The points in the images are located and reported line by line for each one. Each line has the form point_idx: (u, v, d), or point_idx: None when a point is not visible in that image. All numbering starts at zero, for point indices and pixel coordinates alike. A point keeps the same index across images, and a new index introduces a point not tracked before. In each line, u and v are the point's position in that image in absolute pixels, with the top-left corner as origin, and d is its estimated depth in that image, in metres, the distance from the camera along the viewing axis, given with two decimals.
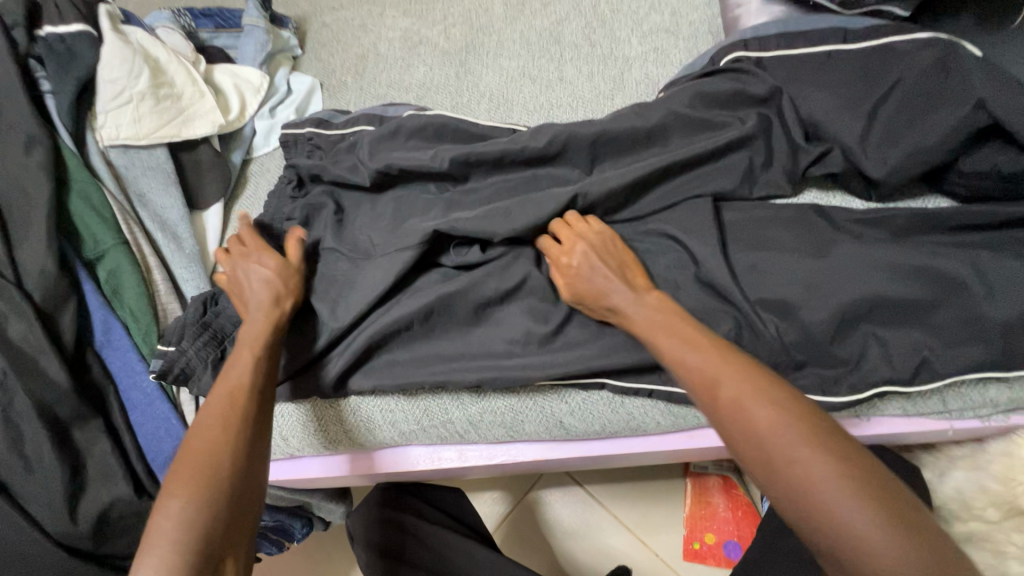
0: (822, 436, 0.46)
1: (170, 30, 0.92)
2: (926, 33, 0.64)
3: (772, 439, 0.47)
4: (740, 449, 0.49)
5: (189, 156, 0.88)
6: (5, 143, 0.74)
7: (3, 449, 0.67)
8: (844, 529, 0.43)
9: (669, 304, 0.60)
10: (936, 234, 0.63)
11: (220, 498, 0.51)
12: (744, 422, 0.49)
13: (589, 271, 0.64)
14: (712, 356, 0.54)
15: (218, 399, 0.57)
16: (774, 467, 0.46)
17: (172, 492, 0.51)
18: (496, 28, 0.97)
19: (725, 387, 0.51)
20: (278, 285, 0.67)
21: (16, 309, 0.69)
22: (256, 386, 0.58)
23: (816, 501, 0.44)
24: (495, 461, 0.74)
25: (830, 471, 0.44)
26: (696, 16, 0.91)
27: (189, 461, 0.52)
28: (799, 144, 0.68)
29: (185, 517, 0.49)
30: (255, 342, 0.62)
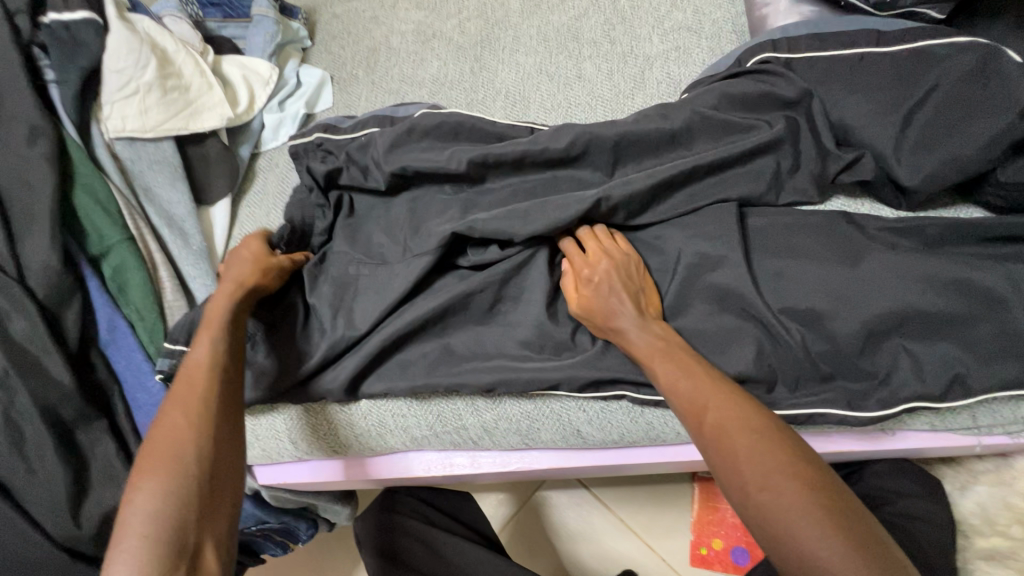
0: (795, 462, 0.47)
1: (177, 18, 0.89)
2: (966, 37, 0.62)
3: (749, 464, 0.47)
4: (719, 474, 0.49)
5: (196, 150, 0.85)
6: (7, 134, 0.71)
7: (5, 449, 0.65)
8: (806, 555, 0.43)
9: (671, 335, 0.61)
10: (970, 245, 0.62)
11: (187, 486, 0.47)
12: (724, 443, 0.49)
13: (608, 288, 0.63)
14: (697, 380, 0.55)
15: (181, 385, 0.54)
16: (748, 492, 0.46)
17: (138, 485, 0.47)
18: (512, 23, 0.95)
19: (710, 411, 0.52)
20: (251, 266, 0.66)
21: (19, 307, 0.67)
22: (224, 373, 0.55)
23: (786, 530, 0.44)
24: (509, 469, 0.73)
25: (804, 502, 0.44)
26: (719, 14, 0.89)
27: (152, 452, 0.49)
28: (829, 149, 0.66)
29: (151, 510, 0.46)
30: (214, 322, 0.59)
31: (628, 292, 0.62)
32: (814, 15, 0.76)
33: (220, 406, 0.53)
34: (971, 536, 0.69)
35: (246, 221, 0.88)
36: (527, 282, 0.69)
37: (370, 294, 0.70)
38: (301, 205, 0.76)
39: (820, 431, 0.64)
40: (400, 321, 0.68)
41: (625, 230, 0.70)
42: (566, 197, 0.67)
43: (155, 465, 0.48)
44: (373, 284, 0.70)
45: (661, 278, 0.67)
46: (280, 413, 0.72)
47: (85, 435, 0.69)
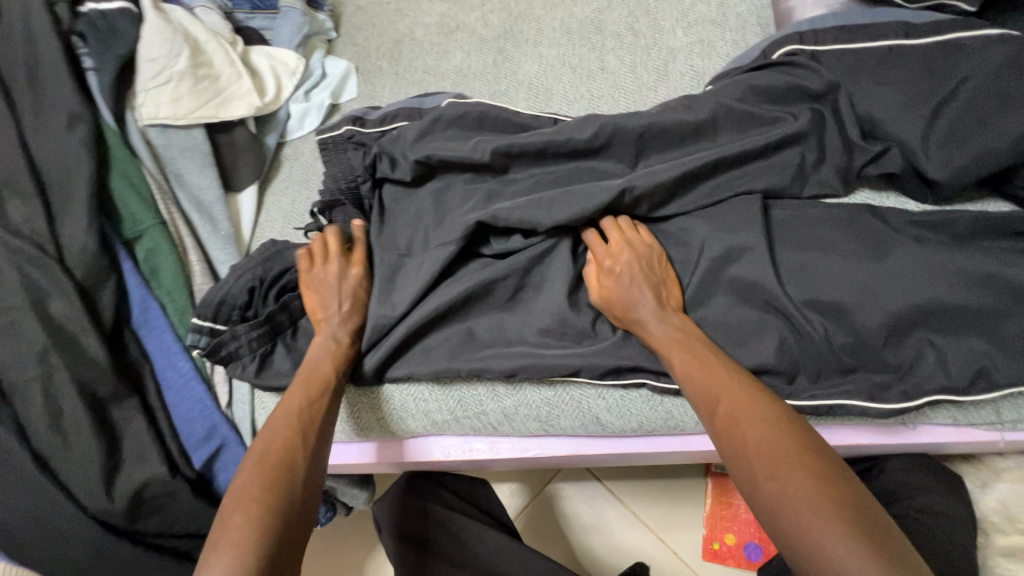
0: (803, 450, 0.47)
1: (208, 9, 0.90)
2: (997, 29, 0.62)
3: (758, 454, 0.48)
4: (729, 463, 0.50)
5: (225, 138, 0.87)
6: (48, 120, 0.74)
7: (43, 423, 0.68)
8: (811, 540, 0.43)
9: (686, 326, 0.61)
10: (999, 239, 0.61)
11: (298, 513, 0.53)
12: (735, 433, 0.50)
13: (628, 280, 0.63)
14: (711, 372, 0.55)
15: (297, 418, 0.60)
16: (756, 480, 0.47)
17: (244, 502, 0.52)
18: (535, 15, 0.95)
19: (723, 402, 0.52)
20: (360, 316, 0.70)
21: (59, 286, 0.69)
22: (322, 412, 0.61)
23: (791, 517, 0.44)
24: (528, 455, 0.74)
25: (810, 490, 0.44)
26: (744, 7, 0.89)
27: (269, 471, 0.55)
28: (855, 142, 0.66)
29: (262, 526, 0.50)
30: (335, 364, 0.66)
31: (647, 282, 0.63)
32: (842, 7, 0.76)
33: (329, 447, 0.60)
34: (992, 534, 0.69)
35: (273, 207, 0.90)
36: (549, 270, 0.70)
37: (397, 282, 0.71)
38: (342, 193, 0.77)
39: (840, 424, 0.64)
40: (424, 306, 0.69)
41: (648, 221, 0.71)
42: (589, 187, 0.68)
43: (268, 485, 0.53)
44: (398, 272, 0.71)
45: (684, 269, 0.67)
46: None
47: (118, 412, 0.71)
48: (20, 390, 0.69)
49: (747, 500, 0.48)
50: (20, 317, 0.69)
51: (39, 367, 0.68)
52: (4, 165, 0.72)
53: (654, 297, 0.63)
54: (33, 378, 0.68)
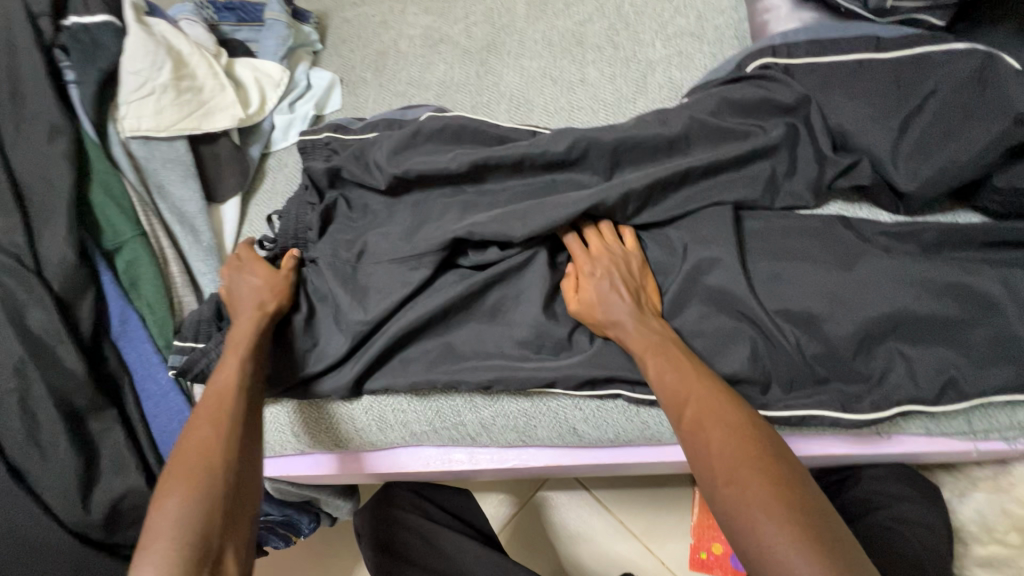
0: (761, 456, 0.47)
1: (193, 22, 0.92)
2: (964, 44, 0.63)
3: (720, 458, 0.48)
4: (694, 467, 0.50)
5: (207, 149, 0.87)
6: (29, 132, 0.74)
7: (20, 435, 0.68)
8: (763, 546, 0.43)
9: (661, 329, 0.61)
10: (967, 249, 0.62)
11: (220, 486, 0.50)
12: (701, 439, 0.50)
13: (604, 286, 0.63)
14: (680, 377, 0.55)
15: (209, 403, 0.57)
16: (717, 484, 0.47)
17: (169, 489, 0.50)
18: (518, 27, 0.96)
19: (690, 407, 0.53)
20: (264, 291, 0.69)
21: (37, 298, 0.69)
22: (243, 385, 0.59)
23: (747, 524, 0.44)
24: (506, 465, 0.74)
25: (766, 495, 0.45)
26: (722, 20, 0.90)
27: (192, 450, 0.52)
28: (826, 154, 0.66)
29: (181, 516, 0.48)
30: (238, 346, 0.63)
31: (623, 286, 0.63)
32: (815, 21, 0.77)
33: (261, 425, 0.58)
34: (970, 543, 0.69)
35: (256, 218, 0.90)
36: (524, 280, 0.70)
37: (375, 295, 0.71)
38: (297, 202, 0.78)
39: (814, 434, 0.64)
40: (400, 318, 0.70)
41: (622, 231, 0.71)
42: (565, 199, 0.68)
43: (190, 466, 0.51)
44: (375, 283, 0.71)
45: (661, 280, 0.67)
46: (284, 405, 0.75)
47: (96, 424, 0.71)
48: None
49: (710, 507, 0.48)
50: None
51: (16, 378, 0.68)
52: None
53: (629, 300, 0.63)
54: (11, 389, 0.68)
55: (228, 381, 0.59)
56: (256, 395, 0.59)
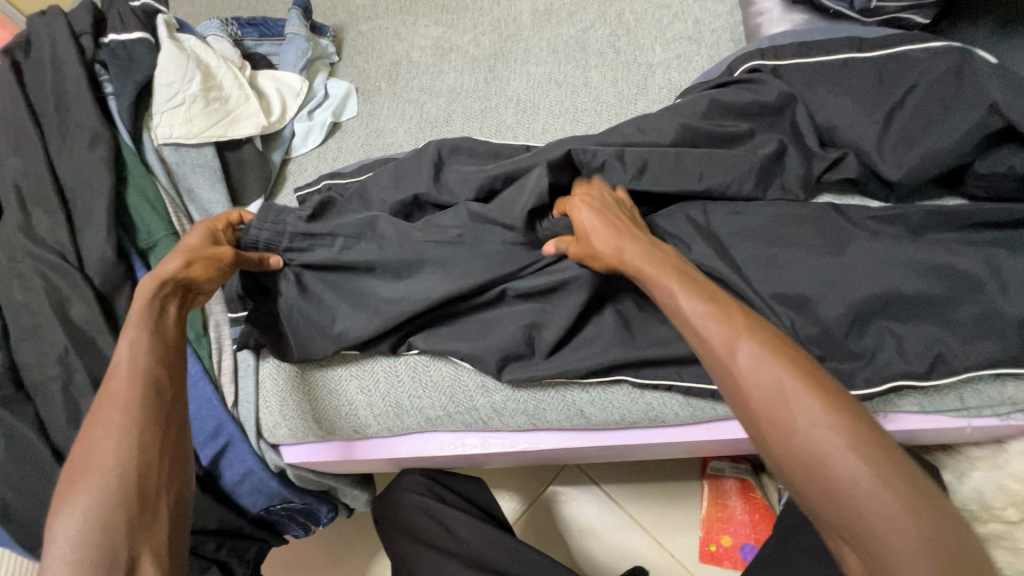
0: (828, 395, 0.46)
1: (219, 38, 0.98)
2: (941, 42, 0.67)
3: (791, 399, 0.46)
4: (759, 413, 0.47)
5: (233, 155, 0.92)
6: (73, 140, 0.81)
7: (64, 419, 0.73)
8: (846, 488, 0.42)
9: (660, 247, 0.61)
10: (954, 231, 0.65)
11: (121, 487, 0.48)
12: (762, 381, 0.47)
13: (597, 223, 0.63)
14: (732, 325, 0.50)
15: (111, 396, 0.52)
16: (792, 427, 0.45)
17: (64, 494, 0.47)
18: (524, 36, 1.01)
19: (744, 347, 0.49)
20: (200, 271, 0.64)
21: (79, 292, 0.75)
22: (146, 367, 0.54)
23: (828, 467, 0.43)
24: (517, 448, 0.78)
25: (847, 437, 0.43)
26: (719, 24, 0.94)
27: (89, 449, 0.49)
28: (813, 150, 0.70)
29: (83, 521, 0.46)
30: (135, 322, 0.57)
31: (610, 216, 0.64)
32: (805, 22, 0.81)
33: (173, 410, 0.54)
34: (971, 522, 0.71)
35: None
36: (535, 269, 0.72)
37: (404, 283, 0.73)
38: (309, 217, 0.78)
39: None
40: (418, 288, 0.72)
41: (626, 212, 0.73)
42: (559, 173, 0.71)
43: (83, 470, 0.48)
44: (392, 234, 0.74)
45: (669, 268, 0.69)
46: (315, 387, 0.79)
47: None
48: (43, 389, 0.74)
49: (775, 455, 0.46)
50: (44, 322, 0.74)
51: (60, 366, 0.73)
52: (33, 183, 0.79)
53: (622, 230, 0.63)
54: (56, 376, 0.73)
55: (133, 366, 0.54)
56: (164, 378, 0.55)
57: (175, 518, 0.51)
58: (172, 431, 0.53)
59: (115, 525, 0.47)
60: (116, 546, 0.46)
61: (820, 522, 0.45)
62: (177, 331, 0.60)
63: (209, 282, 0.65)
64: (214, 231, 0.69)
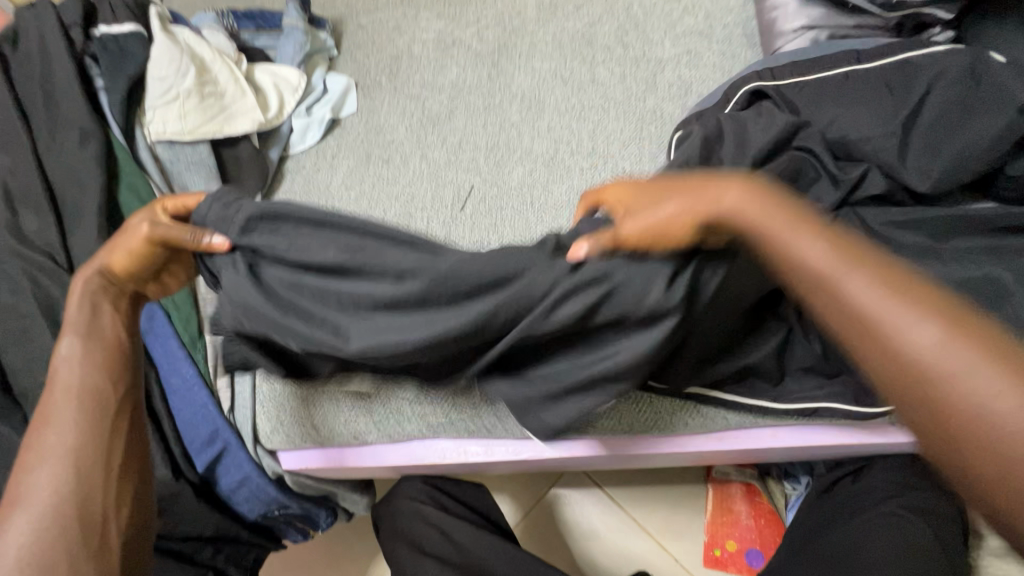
0: (973, 330, 0.38)
1: (215, 30, 0.95)
2: (945, 46, 0.67)
3: (925, 329, 0.38)
4: (883, 348, 0.40)
5: (229, 152, 0.88)
6: (63, 137, 0.78)
7: None
8: (1003, 433, 0.35)
9: (767, 194, 0.48)
10: (976, 236, 0.63)
11: (65, 504, 0.48)
12: (884, 315, 0.40)
13: (647, 199, 0.52)
14: (891, 295, 0.40)
15: (50, 415, 0.52)
16: (930, 361, 0.38)
17: (6, 514, 0.48)
18: (529, 30, 0.98)
19: (864, 278, 0.41)
20: (126, 267, 0.59)
21: (70, 295, 0.72)
22: (94, 383, 0.54)
23: (976, 407, 0.36)
24: (522, 456, 0.76)
25: (1003, 373, 0.36)
26: (730, 19, 0.91)
27: (31, 469, 0.49)
28: (836, 174, 0.64)
29: (24, 539, 0.46)
30: (71, 329, 0.55)
31: (683, 190, 0.50)
32: (823, 17, 0.78)
33: (120, 423, 0.54)
34: None
35: None
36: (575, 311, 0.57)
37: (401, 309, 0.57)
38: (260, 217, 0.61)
39: (828, 426, 0.68)
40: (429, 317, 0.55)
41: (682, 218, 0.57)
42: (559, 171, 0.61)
43: (20, 489, 0.49)
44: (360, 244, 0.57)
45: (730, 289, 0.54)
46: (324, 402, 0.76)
47: None
48: (32, 396, 0.72)
49: (903, 398, 0.39)
50: (33, 326, 0.72)
51: (49, 372, 0.71)
52: (21, 181, 0.76)
53: (703, 203, 0.49)
54: (46, 382, 0.71)
55: (71, 379, 0.53)
56: (104, 386, 0.54)
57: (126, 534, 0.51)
58: (118, 443, 0.53)
59: (57, 543, 0.47)
60: (53, 562, 0.46)
61: (964, 482, 0.38)
62: (121, 338, 0.58)
63: (139, 270, 0.60)
64: (155, 211, 0.61)
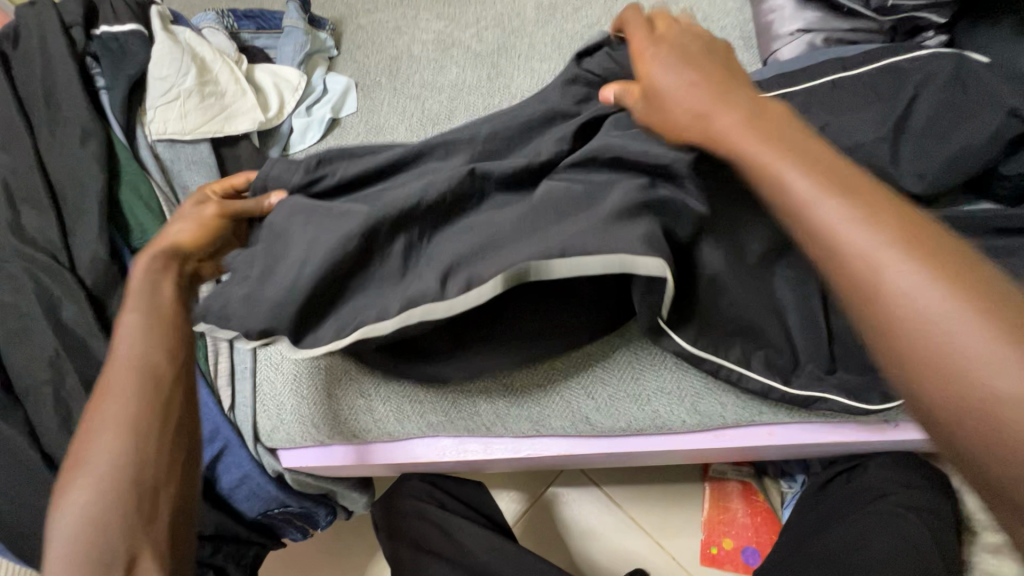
0: (960, 270, 0.33)
1: (215, 30, 0.95)
2: (927, 50, 0.67)
3: (905, 267, 0.34)
4: (859, 290, 0.35)
5: (229, 151, 0.89)
6: (64, 136, 0.78)
7: (55, 425, 0.71)
8: (985, 384, 0.30)
9: (773, 112, 0.45)
10: (969, 236, 0.64)
11: (122, 479, 0.44)
12: (863, 256, 0.35)
13: (671, 62, 0.51)
14: (874, 230, 0.36)
15: (108, 386, 0.47)
16: (908, 304, 0.33)
17: (64, 487, 0.44)
18: (528, 31, 0.99)
19: (846, 210, 0.37)
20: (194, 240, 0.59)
21: (70, 294, 0.73)
22: (156, 356, 0.49)
23: (958, 355, 0.31)
24: (522, 454, 0.77)
25: (984, 317, 0.31)
26: (728, 21, 0.92)
27: (89, 441, 0.45)
28: None
29: (82, 516, 0.42)
30: (133, 296, 0.53)
31: (699, 64, 0.50)
32: (819, 20, 0.79)
33: (179, 401, 0.49)
34: None
35: None
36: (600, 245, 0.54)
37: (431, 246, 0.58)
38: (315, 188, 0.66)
39: (828, 422, 0.69)
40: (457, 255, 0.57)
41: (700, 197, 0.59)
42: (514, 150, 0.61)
43: (79, 461, 0.44)
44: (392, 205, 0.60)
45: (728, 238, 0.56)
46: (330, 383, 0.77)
47: None
48: (34, 394, 0.72)
49: (880, 347, 0.35)
50: (35, 325, 0.72)
51: (51, 370, 0.71)
52: (21, 180, 0.77)
53: (719, 86, 0.48)
54: (46, 380, 0.71)
55: (130, 349, 0.49)
56: (163, 361, 0.49)
57: (181, 516, 0.46)
58: (175, 420, 0.48)
59: (110, 522, 0.42)
60: (103, 543, 0.42)
61: (944, 446, 0.33)
62: (180, 314, 0.53)
63: (204, 244, 0.60)
64: (203, 194, 0.66)
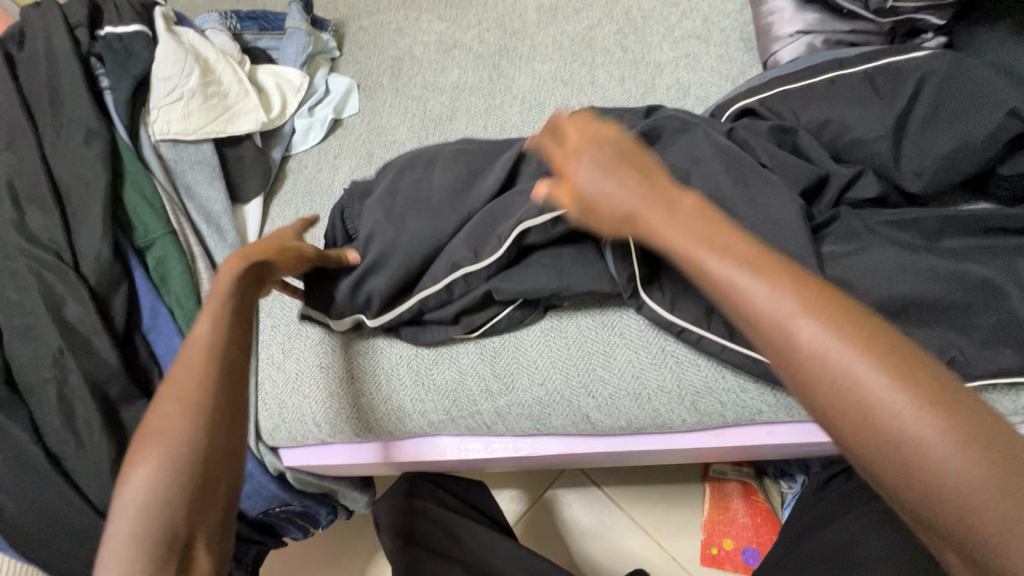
0: (897, 362, 0.37)
1: (218, 31, 0.96)
2: (925, 51, 0.68)
3: (850, 365, 0.37)
4: (813, 386, 0.39)
5: (233, 152, 0.90)
6: (68, 136, 0.79)
7: (59, 423, 0.71)
8: (934, 468, 0.34)
9: (707, 216, 0.47)
10: (967, 235, 0.64)
11: (195, 460, 0.44)
12: (814, 354, 0.38)
13: (596, 172, 0.53)
14: (819, 325, 0.39)
15: (182, 365, 0.47)
16: (857, 400, 0.37)
17: (133, 459, 0.44)
18: (529, 32, 1.00)
19: (789, 315, 0.40)
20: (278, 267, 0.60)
21: (74, 292, 0.73)
22: (230, 340, 0.49)
23: (908, 446, 0.35)
24: (521, 453, 0.77)
25: (922, 407, 0.35)
26: (728, 22, 0.93)
27: (163, 418, 0.45)
28: (833, 170, 0.67)
29: (152, 494, 0.42)
30: (220, 294, 0.53)
31: (622, 171, 0.52)
32: (819, 22, 0.79)
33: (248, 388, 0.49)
34: None
35: (276, 217, 0.92)
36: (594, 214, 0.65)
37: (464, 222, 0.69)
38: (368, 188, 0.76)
39: None
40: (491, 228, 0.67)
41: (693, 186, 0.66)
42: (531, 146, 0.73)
43: (153, 435, 0.44)
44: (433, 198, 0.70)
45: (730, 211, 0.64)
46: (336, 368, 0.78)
47: (128, 413, 0.73)
48: (37, 391, 0.72)
49: (837, 435, 0.38)
50: (38, 322, 0.73)
51: (55, 368, 0.72)
52: (26, 179, 0.77)
53: (651, 198, 0.50)
54: (51, 378, 0.72)
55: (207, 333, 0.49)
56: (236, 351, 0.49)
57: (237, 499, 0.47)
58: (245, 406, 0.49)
59: (179, 504, 0.43)
60: (170, 523, 0.42)
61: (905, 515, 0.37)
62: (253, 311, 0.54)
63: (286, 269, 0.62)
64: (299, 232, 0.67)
